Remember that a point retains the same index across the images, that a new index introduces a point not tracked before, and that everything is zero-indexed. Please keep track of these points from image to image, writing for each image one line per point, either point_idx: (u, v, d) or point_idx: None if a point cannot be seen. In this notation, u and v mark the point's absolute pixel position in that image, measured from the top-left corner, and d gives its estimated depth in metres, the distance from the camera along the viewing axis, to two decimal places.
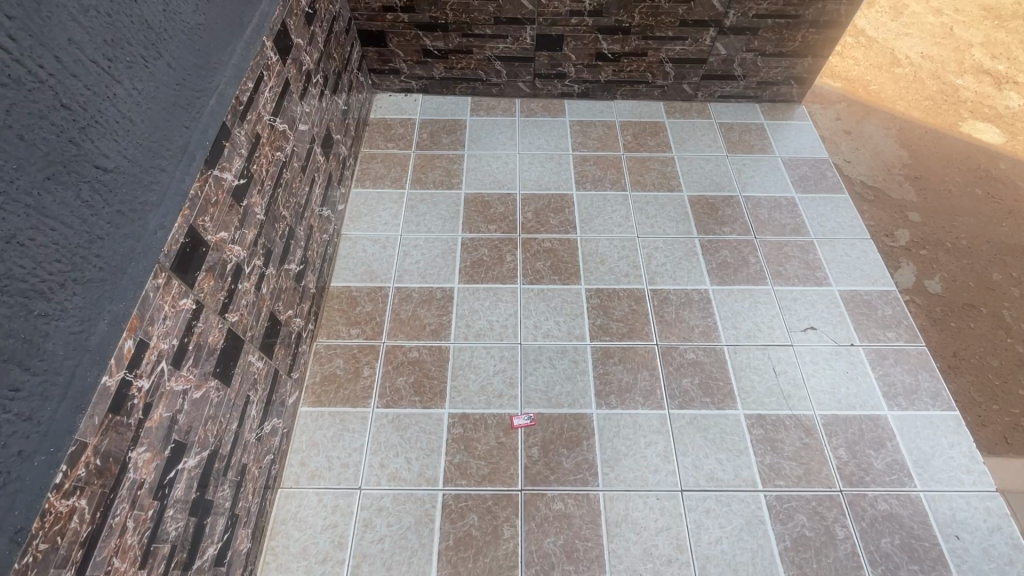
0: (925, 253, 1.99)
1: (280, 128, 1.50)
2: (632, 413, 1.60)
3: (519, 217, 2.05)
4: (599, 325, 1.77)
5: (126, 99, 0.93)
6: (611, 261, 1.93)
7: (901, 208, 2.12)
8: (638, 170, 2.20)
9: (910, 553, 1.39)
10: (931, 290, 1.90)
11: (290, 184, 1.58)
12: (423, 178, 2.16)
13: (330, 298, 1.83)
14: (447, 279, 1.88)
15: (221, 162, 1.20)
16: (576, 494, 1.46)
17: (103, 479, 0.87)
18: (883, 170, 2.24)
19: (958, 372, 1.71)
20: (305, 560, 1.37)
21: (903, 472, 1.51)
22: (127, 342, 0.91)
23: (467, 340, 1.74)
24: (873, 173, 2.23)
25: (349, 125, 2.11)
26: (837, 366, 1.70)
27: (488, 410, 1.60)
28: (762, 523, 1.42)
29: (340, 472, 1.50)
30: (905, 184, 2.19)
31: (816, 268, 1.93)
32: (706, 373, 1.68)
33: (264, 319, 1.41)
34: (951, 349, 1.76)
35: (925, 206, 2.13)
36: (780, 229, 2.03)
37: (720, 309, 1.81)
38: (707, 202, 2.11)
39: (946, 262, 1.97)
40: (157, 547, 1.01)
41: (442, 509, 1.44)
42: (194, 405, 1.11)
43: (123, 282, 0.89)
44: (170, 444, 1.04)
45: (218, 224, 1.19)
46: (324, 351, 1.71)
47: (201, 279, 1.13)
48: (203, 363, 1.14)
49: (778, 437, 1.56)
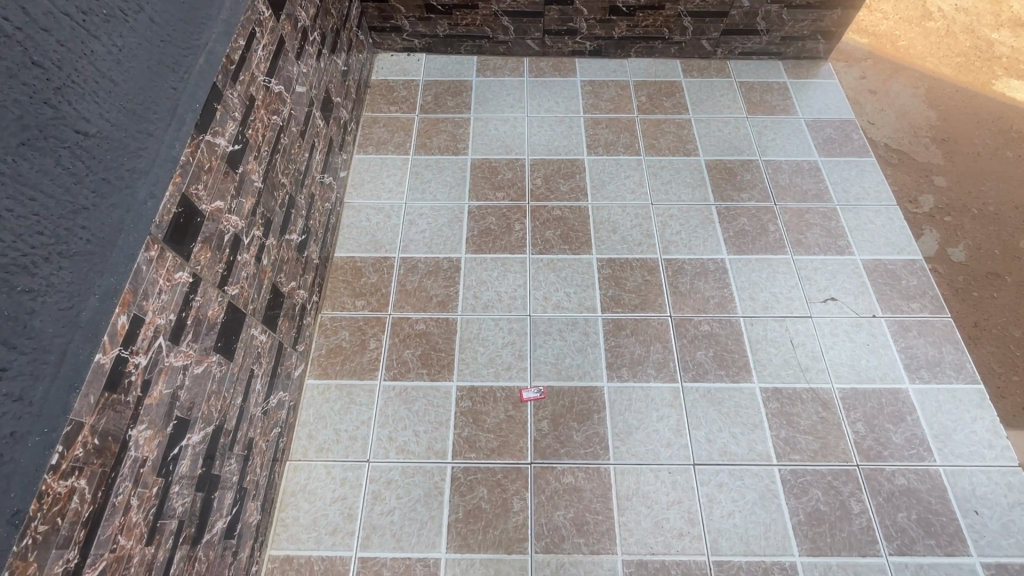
0: (949, 220, 1.90)
1: (276, 90, 1.42)
2: (644, 386, 1.56)
3: (529, 184, 1.97)
4: (611, 296, 1.72)
5: (105, 57, 0.87)
6: (624, 230, 1.86)
7: (926, 172, 2.01)
8: (653, 133, 2.10)
9: (926, 528, 1.36)
10: (954, 257, 1.82)
11: (288, 150, 1.51)
12: (428, 144, 2.07)
13: (335, 270, 1.78)
14: (453, 250, 1.82)
15: (214, 126, 1.13)
16: (586, 468, 1.44)
17: (103, 459, 0.84)
18: (909, 131, 2.12)
19: (978, 343, 1.65)
20: (315, 531, 1.37)
21: (923, 447, 1.47)
22: (121, 318, 0.87)
23: (475, 312, 1.69)
24: (899, 135, 2.11)
25: (350, 87, 2.01)
26: (857, 339, 1.64)
27: (497, 383, 1.57)
28: (776, 497, 1.40)
29: (349, 445, 1.48)
30: (931, 147, 2.08)
31: (838, 237, 1.84)
32: (721, 345, 1.63)
33: (265, 291, 1.37)
34: (972, 319, 1.69)
35: (952, 169, 2.02)
36: (801, 194, 1.94)
37: (737, 279, 1.75)
38: (725, 166, 2.01)
39: (971, 229, 1.88)
40: (164, 523, 0.98)
41: (452, 481, 1.43)
42: (196, 380, 1.07)
43: (112, 255, 0.85)
44: (172, 421, 1.00)
45: (213, 192, 1.13)
46: (330, 324, 1.68)
47: (197, 251, 1.08)
48: (204, 338, 1.10)
49: (794, 411, 1.52)
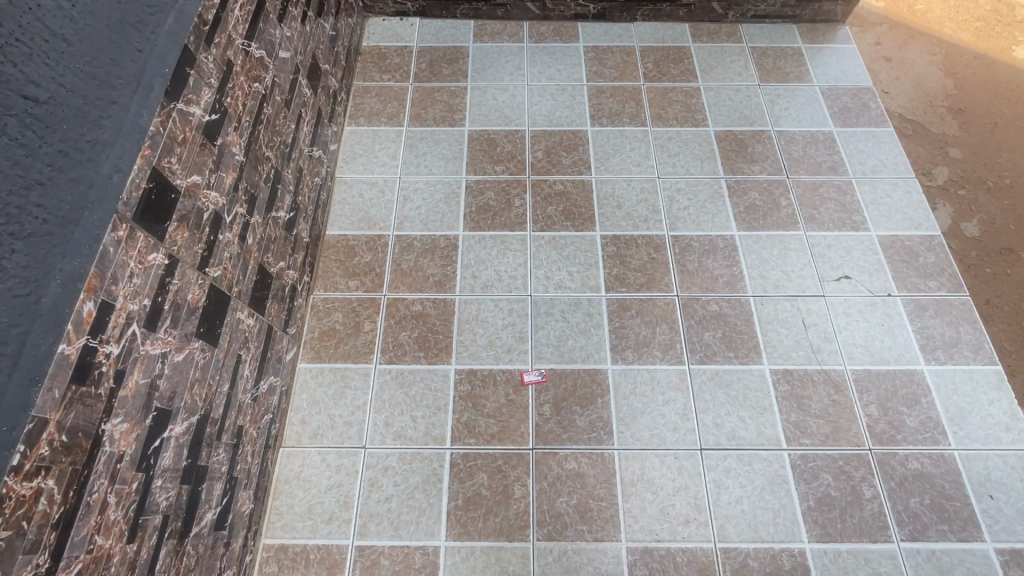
0: (964, 193, 1.81)
1: (256, 55, 1.32)
2: (650, 369, 1.50)
3: (529, 157, 1.87)
4: (615, 275, 1.64)
5: (54, 13, 0.78)
6: (629, 205, 1.77)
7: (941, 143, 1.92)
8: (660, 103, 1.99)
9: (940, 514, 1.32)
10: (967, 232, 1.73)
11: (273, 121, 1.41)
12: (423, 115, 1.97)
13: (327, 249, 1.71)
14: (450, 227, 1.74)
15: (187, 93, 1.04)
16: (589, 453, 1.39)
17: (73, 457, 0.78)
18: (924, 101, 2.02)
19: (989, 320, 1.58)
20: (310, 520, 1.33)
21: (938, 430, 1.42)
22: (87, 305, 0.80)
23: (473, 293, 1.62)
24: (913, 104, 2.00)
25: (339, 53, 1.89)
26: (871, 319, 1.57)
27: (497, 366, 1.51)
28: (786, 483, 1.36)
29: (344, 431, 1.43)
30: (947, 117, 1.97)
31: (854, 212, 1.76)
32: (729, 326, 1.56)
33: (251, 272, 1.29)
34: (984, 295, 1.62)
35: (968, 141, 1.92)
36: (815, 167, 1.85)
37: (747, 257, 1.67)
38: (735, 137, 1.91)
39: (986, 203, 1.79)
40: (147, 519, 0.93)
41: (450, 468, 1.38)
42: (177, 368, 1.01)
43: (74, 235, 0.77)
44: (152, 413, 0.94)
45: (188, 166, 1.04)
46: (322, 305, 1.61)
47: (173, 231, 1.00)
48: (184, 323, 1.03)
49: (805, 394, 1.47)
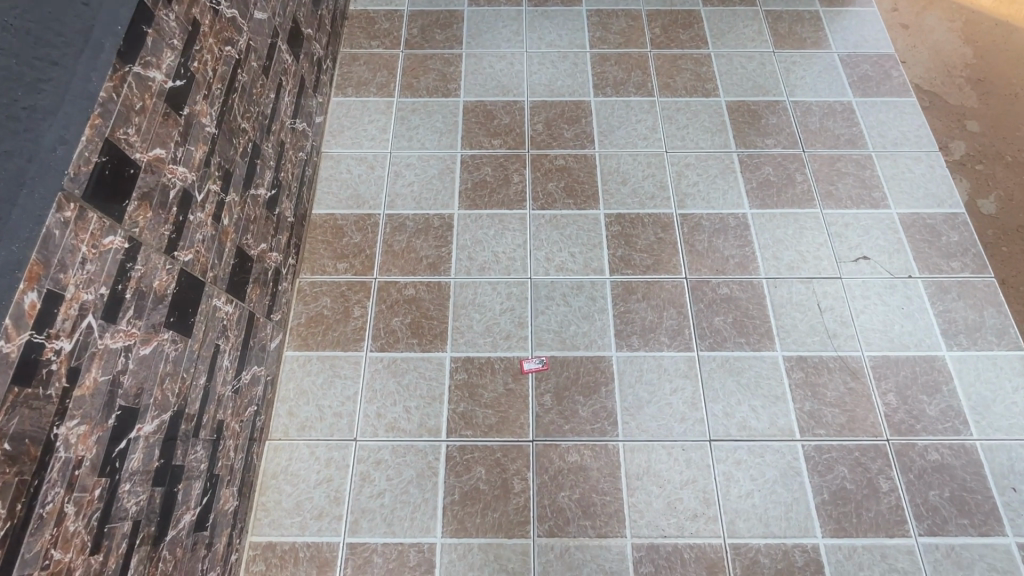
0: (981, 168, 1.70)
1: (227, 15, 1.19)
2: (657, 356, 1.42)
3: (528, 129, 1.76)
4: (620, 257, 1.55)
5: None
6: (634, 181, 1.67)
7: (958, 116, 1.80)
8: (668, 71, 1.86)
9: (960, 507, 1.26)
10: (984, 209, 1.63)
11: (249, 90, 1.29)
12: (415, 85, 1.84)
13: (313, 229, 1.60)
14: (445, 205, 1.63)
15: (144, 55, 0.92)
16: (593, 445, 1.32)
17: (19, 467, 0.69)
18: (941, 70, 1.89)
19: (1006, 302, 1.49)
20: (299, 516, 1.26)
21: (959, 419, 1.35)
22: (28, 297, 0.70)
23: (469, 276, 1.53)
24: (930, 74, 1.88)
25: (323, 17, 1.75)
26: (890, 302, 1.49)
27: (495, 353, 1.43)
28: (799, 475, 1.29)
29: (334, 423, 1.35)
30: (965, 88, 1.85)
31: (873, 188, 1.66)
32: (740, 310, 1.47)
33: (228, 256, 1.19)
34: (1000, 276, 1.53)
35: (987, 113, 1.81)
36: (832, 140, 1.74)
37: (760, 237, 1.58)
38: (748, 108, 1.79)
39: (1004, 178, 1.69)
40: (114, 526, 0.86)
41: (446, 462, 1.31)
42: (144, 362, 0.92)
43: (12, 218, 0.68)
44: (115, 412, 0.86)
45: (149, 138, 0.93)
46: (309, 289, 1.52)
47: (133, 211, 0.90)
48: (150, 313, 0.93)
49: (820, 382, 1.39)
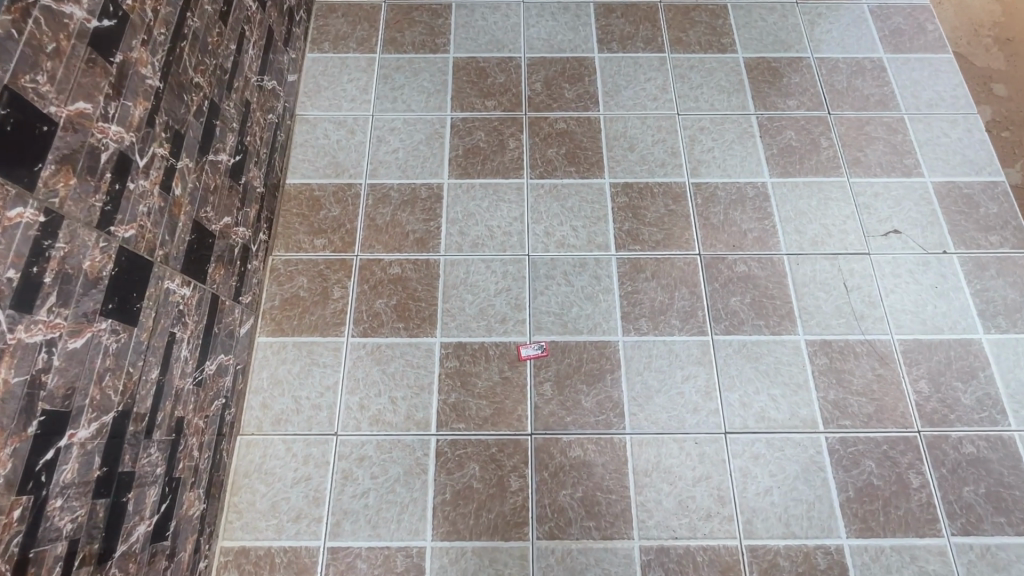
0: (1008, 136, 1.54)
1: None
2: (667, 340, 1.29)
3: (525, 89, 1.58)
4: (627, 231, 1.41)
5: None
6: (643, 147, 1.51)
7: (984, 78, 1.63)
8: (680, 25, 1.68)
9: (997, 504, 1.16)
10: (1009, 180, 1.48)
11: (204, 38, 1.11)
12: (399, 39, 1.65)
13: (287, 201, 1.45)
14: (433, 174, 1.47)
15: None
16: (597, 439, 1.20)
17: None
18: (967, 28, 1.71)
19: None
20: (275, 518, 1.15)
21: (997, 409, 1.23)
22: None
23: (460, 252, 1.38)
24: (954, 33, 1.70)
25: None
26: (923, 280, 1.36)
27: (489, 339, 1.30)
28: (822, 470, 1.18)
29: (312, 416, 1.23)
30: (992, 49, 1.68)
31: (905, 154, 1.51)
32: (759, 290, 1.34)
33: (183, 231, 1.04)
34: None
35: (1015, 76, 1.64)
36: (861, 101, 1.57)
37: (781, 209, 1.43)
38: (768, 65, 1.62)
39: None
40: (43, 549, 0.74)
41: (436, 458, 1.19)
42: (74, 358, 0.78)
43: None
44: (37, 418, 0.72)
45: (67, 89, 0.77)
46: (283, 269, 1.37)
47: (48, 177, 0.75)
48: (80, 300, 0.79)
49: (845, 368, 1.27)
